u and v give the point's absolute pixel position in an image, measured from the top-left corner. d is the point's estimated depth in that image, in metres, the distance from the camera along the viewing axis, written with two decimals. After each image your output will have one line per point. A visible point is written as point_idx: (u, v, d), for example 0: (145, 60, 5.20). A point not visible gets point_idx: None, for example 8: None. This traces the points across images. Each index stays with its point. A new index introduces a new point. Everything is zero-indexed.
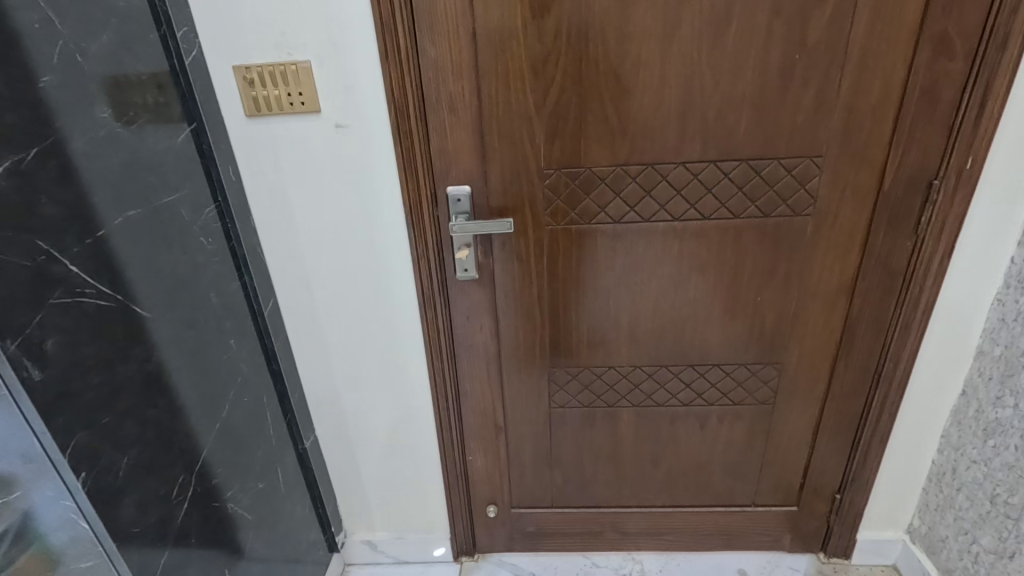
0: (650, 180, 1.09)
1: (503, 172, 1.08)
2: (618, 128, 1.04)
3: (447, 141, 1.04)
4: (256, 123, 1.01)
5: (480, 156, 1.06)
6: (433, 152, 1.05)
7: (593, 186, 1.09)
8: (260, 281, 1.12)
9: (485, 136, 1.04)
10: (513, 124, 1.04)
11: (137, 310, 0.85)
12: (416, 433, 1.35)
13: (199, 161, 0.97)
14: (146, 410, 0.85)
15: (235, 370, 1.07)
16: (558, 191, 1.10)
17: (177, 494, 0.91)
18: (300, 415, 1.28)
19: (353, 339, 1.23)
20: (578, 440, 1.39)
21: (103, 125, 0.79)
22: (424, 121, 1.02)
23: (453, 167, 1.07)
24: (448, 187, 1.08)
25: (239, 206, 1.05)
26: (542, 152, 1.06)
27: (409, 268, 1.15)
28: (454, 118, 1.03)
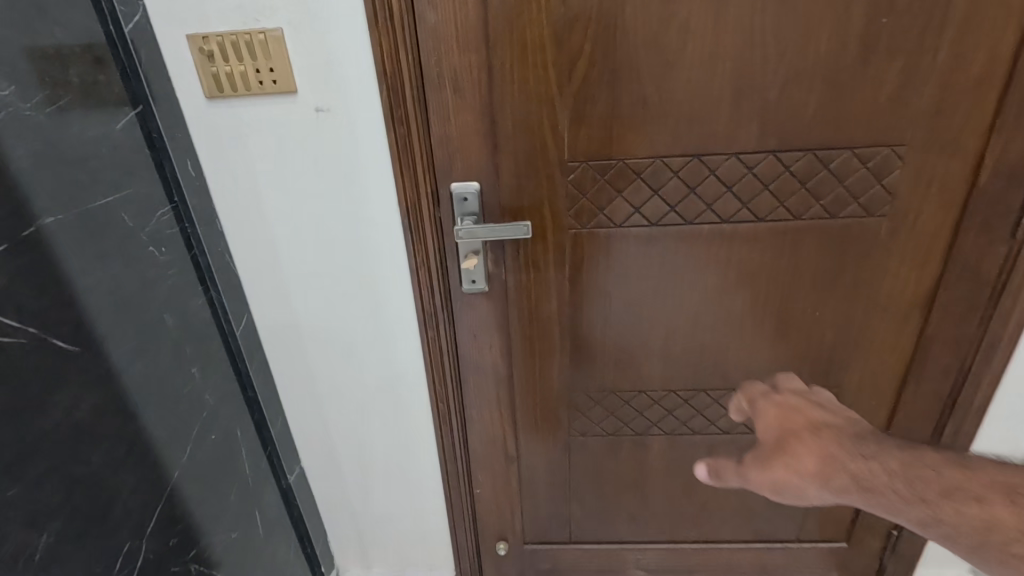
0: (696, 175, 0.90)
1: (519, 166, 0.89)
2: (658, 112, 0.86)
3: (452, 127, 0.86)
4: (218, 105, 0.82)
5: (492, 147, 0.88)
6: (436, 142, 0.87)
7: (627, 182, 0.91)
8: (230, 296, 0.94)
9: (498, 122, 0.86)
10: (532, 107, 0.85)
11: (59, 343, 0.67)
12: (417, 462, 1.18)
13: (148, 152, 0.80)
14: (76, 468, 0.69)
15: (199, 403, 0.90)
16: (584, 188, 0.92)
17: (121, 566, 0.75)
18: (283, 445, 1.11)
19: (343, 360, 1.05)
20: (601, 472, 1.22)
21: (6, 106, 0.62)
22: (424, 104, 0.84)
23: (459, 160, 0.88)
24: (451, 183, 0.90)
25: (201, 208, 0.87)
26: (566, 141, 0.88)
27: (407, 278, 0.97)
28: (460, 100, 0.84)
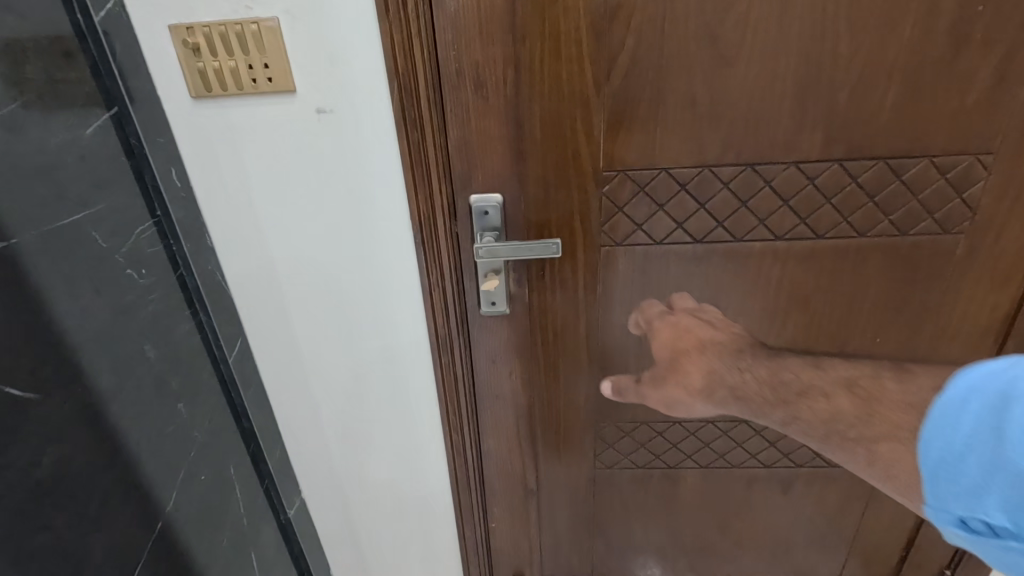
0: (749, 186, 0.79)
1: (547, 176, 0.79)
2: (709, 116, 0.75)
3: (472, 131, 0.75)
4: (205, 105, 0.72)
5: (518, 155, 0.77)
6: (454, 148, 0.76)
7: (670, 194, 0.80)
8: (222, 320, 0.84)
9: (525, 126, 0.76)
10: (564, 108, 0.75)
11: (16, 391, 0.58)
12: (429, 496, 1.08)
13: (125, 159, 0.70)
14: (36, 535, 0.60)
15: (186, 441, 0.81)
16: (621, 200, 0.81)
17: None
18: (283, 479, 1.00)
19: (349, 387, 0.95)
20: (628, 506, 1.12)
21: None
22: (442, 104, 0.73)
23: (479, 169, 0.78)
24: (470, 194, 0.79)
25: (188, 223, 0.77)
26: (601, 148, 0.77)
27: (419, 301, 0.87)
28: (484, 100, 0.74)
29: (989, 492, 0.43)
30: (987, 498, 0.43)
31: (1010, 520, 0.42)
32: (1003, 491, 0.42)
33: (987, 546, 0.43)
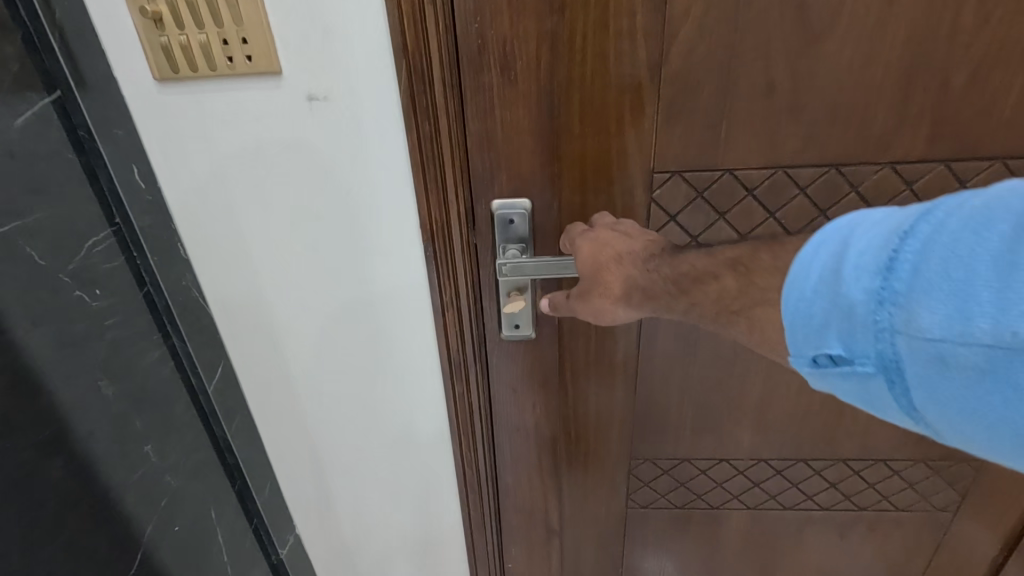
0: (831, 190, 0.65)
1: (586, 176, 0.66)
2: (789, 106, 0.61)
3: (498, 123, 0.62)
4: (172, 89, 0.59)
5: (553, 152, 0.64)
6: (475, 143, 0.63)
7: (733, 200, 0.66)
8: (198, 343, 0.71)
9: (561, 117, 0.62)
10: (609, 94, 0.61)
11: None
12: (439, 535, 0.95)
13: (72, 156, 0.59)
14: None
15: (153, 484, 0.70)
16: (673, 207, 0.67)
17: None
18: (274, 518, 0.88)
19: (349, 418, 0.81)
20: (662, 547, 0.99)
21: None
22: (461, 90, 0.60)
23: (504, 168, 0.64)
24: (492, 200, 0.66)
25: (154, 231, 0.64)
26: (653, 146, 0.64)
27: (430, 323, 0.73)
28: (512, 85, 0.60)
29: (822, 323, 0.39)
30: (825, 330, 0.39)
31: (842, 346, 0.38)
32: (833, 320, 0.38)
33: (818, 378, 0.41)
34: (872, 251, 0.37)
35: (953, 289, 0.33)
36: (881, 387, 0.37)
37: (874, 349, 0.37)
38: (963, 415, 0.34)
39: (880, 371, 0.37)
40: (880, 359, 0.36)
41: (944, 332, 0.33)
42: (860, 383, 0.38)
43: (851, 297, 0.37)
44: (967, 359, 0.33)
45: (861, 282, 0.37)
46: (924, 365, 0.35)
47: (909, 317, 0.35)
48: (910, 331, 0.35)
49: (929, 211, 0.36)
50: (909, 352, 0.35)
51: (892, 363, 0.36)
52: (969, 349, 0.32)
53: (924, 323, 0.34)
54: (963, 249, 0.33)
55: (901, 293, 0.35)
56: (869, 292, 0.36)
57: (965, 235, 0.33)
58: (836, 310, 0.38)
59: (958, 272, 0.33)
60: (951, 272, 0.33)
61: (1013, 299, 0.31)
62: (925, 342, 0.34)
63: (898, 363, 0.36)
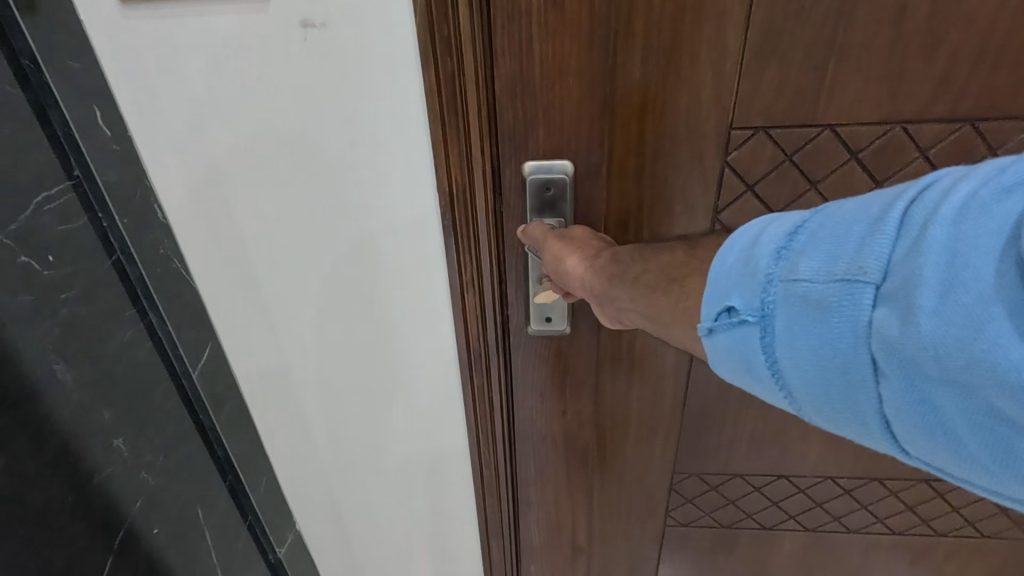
0: (965, 152, 0.52)
1: (644, 131, 0.53)
2: (924, 44, 0.47)
3: (538, 58, 0.48)
4: (139, 14, 0.47)
5: (608, 104, 0.51)
6: (507, 87, 0.50)
7: (831, 165, 0.54)
8: (181, 322, 0.62)
9: (620, 55, 0.49)
10: (681, 26, 0.48)
11: None
12: (453, 539, 0.86)
13: (17, 92, 0.49)
14: None
15: (126, 475, 0.62)
16: (755, 174, 0.55)
17: None
18: (273, 514, 0.79)
19: (353, 412, 0.71)
20: (702, 566, 0.89)
21: None
22: (493, 15, 0.46)
23: (542, 121, 0.51)
24: (525, 161, 0.53)
25: (118, 189, 0.54)
26: (734, 98, 0.51)
27: (448, 308, 0.62)
28: (558, 11, 0.47)
29: (718, 280, 0.35)
30: (722, 284, 0.35)
31: (733, 298, 0.34)
32: (731, 276, 0.34)
33: (708, 342, 0.36)
34: (779, 219, 0.35)
35: (834, 239, 0.31)
36: (753, 346, 0.33)
37: (759, 301, 0.33)
38: (823, 369, 0.30)
39: (755, 324, 0.33)
40: (761, 311, 0.33)
41: (814, 275, 0.31)
42: (738, 342, 0.34)
43: (751, 252, 0.34)
44: (824, 297, 0.30)
45: (765, 239, 0.34)
46: (794, 312, 0.31)
47: (792, 264, 0.32)
48: (789, 277, 0.32)
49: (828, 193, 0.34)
50: (786, 301, 0.32)
51: (768, 313, 0.33)
52: (830, 291, 0.30)
53: (802, 270, 0.31)
54: (851, 207, 0.31)
55: (794, 247, 0.32)
56: (764, 244, 0.34)
57: (856, 201, 0.32)
58: (735, 264, 0.35)
59: (838, 223, 0.31)
60: (834, 224, 0.31)
61: (875, 239, 0.29)
62: (800, 287, 0.31)
63: (773, 310, 0.32)
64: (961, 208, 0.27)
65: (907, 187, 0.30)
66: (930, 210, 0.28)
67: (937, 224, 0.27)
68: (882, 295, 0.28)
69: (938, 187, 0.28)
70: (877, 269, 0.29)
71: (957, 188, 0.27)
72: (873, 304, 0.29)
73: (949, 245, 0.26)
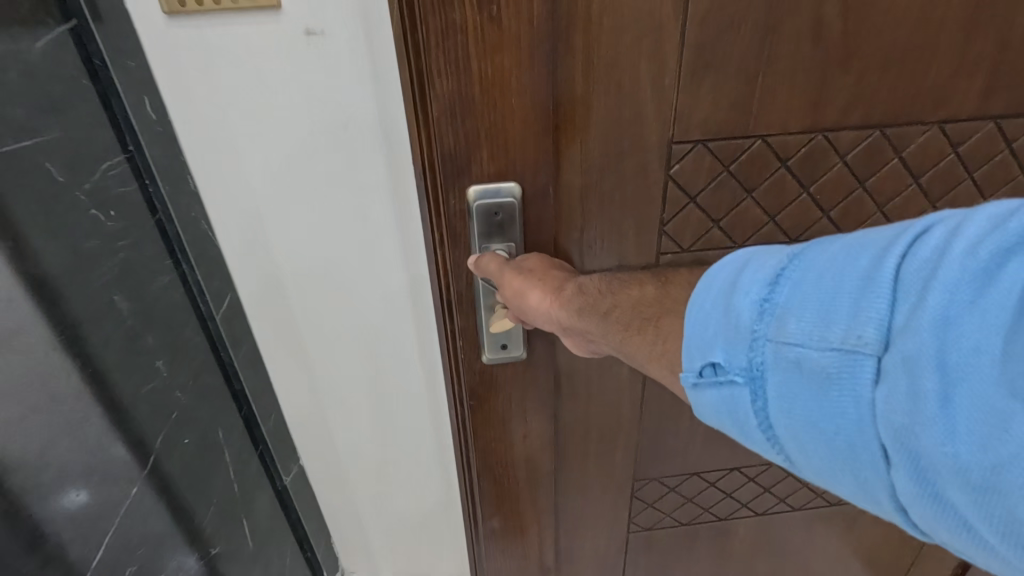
0: (877, 157, 0.61)
1: (592, 143, 0.59)
2: (837, 51, 0.54)
3: (476, 76, 0.52)
4: (180, 24, 0.59)
5: (551, 119, 0.56)
6: (446, 105, 0.54)
7: (765, 174, 0.61)
8: (209, 274, 0.76)
9: (563, 68, 0.54)
10: (621, 35, 0.53)
11: None
12: (434, 469, 1.02)
13: (87, 83, 0.61)
14: None
15: (166, 400, 0.74)
16: (695, 187, 0.62)
17: None
18: (280, 444, 0.94)
19: (348, 354, 0.86)
20: (667, 560, 0.95)
21: None
22: (428, 36, 0.50)
23: (482, 145, 0.56)
24: (468, 187, 0.58)
25: (163, 163, 0.67)
26: (672, 111, 0.57)
27: (424, 262, 0.77)
28: (495, 25, 0.50)
29: (708, 332, 0.42)
30: (714, 338, 0.41)
31: (722, 354, 0.40)
32: (719, 329, 0.41)
33: (695, 393, 0.42)
34: (763, 268, 0.40)
35: (821, 304, 0.36)
36: (744, 399, 0.39)
37: (747, 360, 0.39)
38: (819, 428, 0.35)
39: (744, 381, 0.39)
40: (749, 368, 0.39)
41: (803, 339, 0.36)
42: (727, 395, 0.40)
43: (739, 306, 0.40)
44: (822, 366, 0.35)
45: (753, 292, 0.40)
46: (785, 371, 0.37)
47: (780, 326, 0.37)
48: (779, 337, 0.37)
49: (815, 241, 0.39)
50: (775, 360, 0.37)
51: (758, 373, 0.38)
52: (822, 355, 0.35)
53: (790, 330, 0.36)
54: (840, 266, 0.36)
55: (778, 304, 0.38)
56: (750, 298, 0.40)
57: (837, 258, 0.36)
58: (721, 315, 0.41)
59: (830, 283, 0.36)
60: (825, 281, 0.36)
61: (868, 305, 0.34)
62: (789, 347, 0.36)
63: (765, 369, 0.38)
64: (954, 277, 0.30)
65: (892, 246, 0.34)
66: (924, 278, 0.32)
67: (932, 293, 0.31)
68: (877, 364, 0.32)
69: (930, 248, 0.32)
70: (870, 336, 0.33)
71: (949, 251, 0.31)
72: (870, 374, 0.33)
73: (942, 315, 0.30)
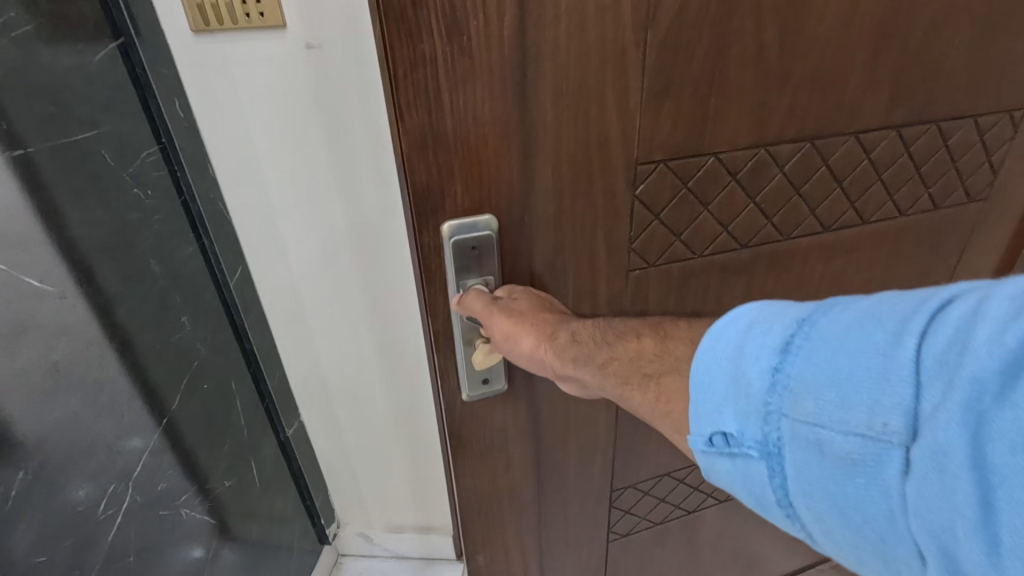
0: (807, 168, 0.67)
1: (566, 169, 0.59)
2: (773, 71, 0.59)
3: (446, 108, 0.52)
4: (206, 40, 0.72)
5: (519, 145, 0.56)
6: (417, 139, 0.53)
7: (719, 189, 0.65)
8: (226, 248, 0.88)
9: (535, 94, 0.54)
10: (590, 63, 0.53)
11: (37, 283, 0.64)
12: (417, 429, 1.14)
13: (129, 87, 0.72)
14: (55, 411, 0.67)
15: (190, 353, 0.87)
16: (660, 203, 0.64)
17: (105, 509, 0.74)
18: (284, 400, 1.07)
19: (343, 321, 0.98)
20: (644, 562, 1.00)
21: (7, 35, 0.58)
22: (396, 68, 0.49)
23: (457, 171, 0.56)
24: (443, 224, 0.58)
25: (190, 150, 0.79)
26: (637, 135, 0.59)
27: (404, 242, 0.89)
28: (465, 56, 0.50)
29: (717, 398, 0.40)
30: (724, 406, 0.39)
31: (734, 425, 0.38)
32: (729, 397, 0.39)
33: (708, 460, 0.41)
34: (772, 333, 0.38)
35: (836, 380, 0.33)
36: (760, 473, 0.37)
37: (762, 434, 0.37)
38: (843, 516, 0.32)
39: (762, 455, 0.37)
40: (764, 443, 0.36)
41: (821, 419, 0.33)
42: (744, 467, 0.38)
43: (748, 375, 0.38)
44: (845, 452, 0.32)
45: (760, 360, 0.37)
46: (803, 451, 0.34)
47: (795, 402, 0.35)
48: (795, 415, 0.34)
49: (827, 305, 0.36)
50: (790, 436, 0.35)
51: (774, 449, 0.36)
52: (842, 440, 0.32)
53: (806, 408, 0.34)
54: (854, 340, 0.33)
55: (790, 377, 0.35)
56: (760, 367, 0.37)
57: (853, 328, 0.33)
58: (730, 381, 0.39)
59: (845, 361, 0.33)
60: (839, 356, 0.33)
61: (890, 390, 0.30)
62: (806, 426, 0.34)
63: (781, 446, 0.35)
64: (983, 368, 0.27)
65: (913, 319, 0.31)
66: (950, 366, 0.28)
67: (959, 384, 0.28)
68: (904, 457, 0.29)
69: (954, 329, 0.29)
70: (894, 424, 0.30)
71: (975, 335, 0.28)
72: (896, 466, 0.30)
73: (971, 410, 0.27)
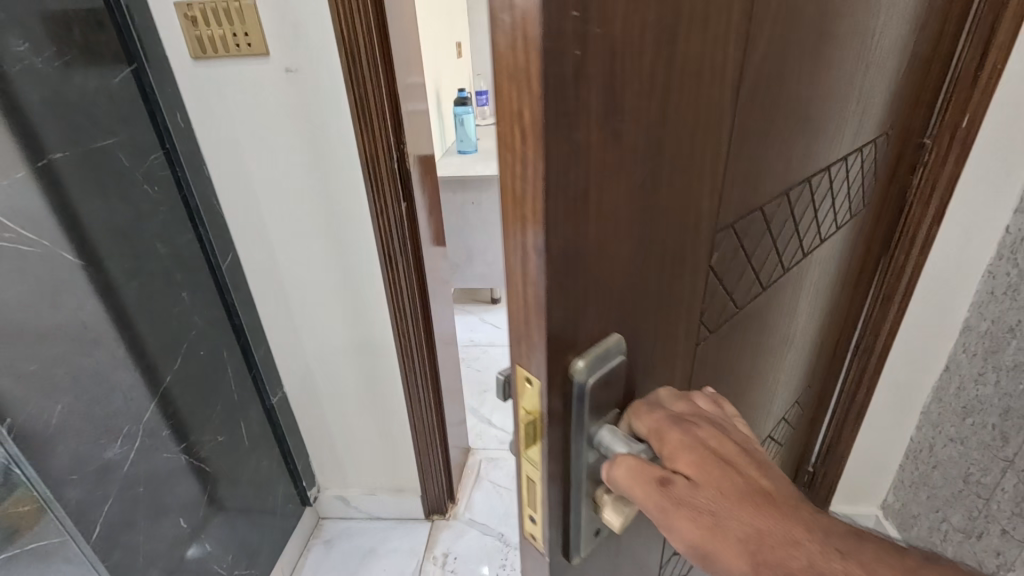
0: (802, 203, 0.60)
1: (674, 264, 0.41)
2: (800, 116, 0.51)
3: (594, 215, 0.33)
4: (201, 65, 0.91)
5: (649, 250, 0.38)
6: (560, 269, 0.32)
7: (757, 241, 0.54)
8: (217, 234, 1.05)
9: (666, 183, 0.37)
10: (719, 130, 0.39)
11: (69, 255, 0.78)
12: (384, 397, 1.28)
13: (140, 103, 0.88)
14: (81, 360, 0.81)
15: (188, 325, 1.01)
16: (723, 268, 0.50)
17: (121, 444, 0.88)
18: (266, 369, 1.23)
19: (314, 298, 1.14)
20: None
21: (51, 62, 0.75)
22: (544, 173, 0.29)
23: (588, 299, 0.35)
24: (574, 363, 0.36)
25: (189, 154, 0.97)
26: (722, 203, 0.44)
27: (367, 230, 1.04)
28: (617, 146, 0.32)
29: None
30: None
31: None
32: None
33: None
34: None
35: None
36: None
37: None
38: None
39: None
40: None
41: None
42: None
43: None
44: None
45: None
46: None
47: None
48: None
49: None
50: None
51: None
52: None
53: None
54: None
55: None
56: None
57: None
58: None
59: None
60: None
61: None
62: None
63: None
64: None
65: None
66: None
67: None
68: None
69: None
70: None
71: None
72: None
73: None
